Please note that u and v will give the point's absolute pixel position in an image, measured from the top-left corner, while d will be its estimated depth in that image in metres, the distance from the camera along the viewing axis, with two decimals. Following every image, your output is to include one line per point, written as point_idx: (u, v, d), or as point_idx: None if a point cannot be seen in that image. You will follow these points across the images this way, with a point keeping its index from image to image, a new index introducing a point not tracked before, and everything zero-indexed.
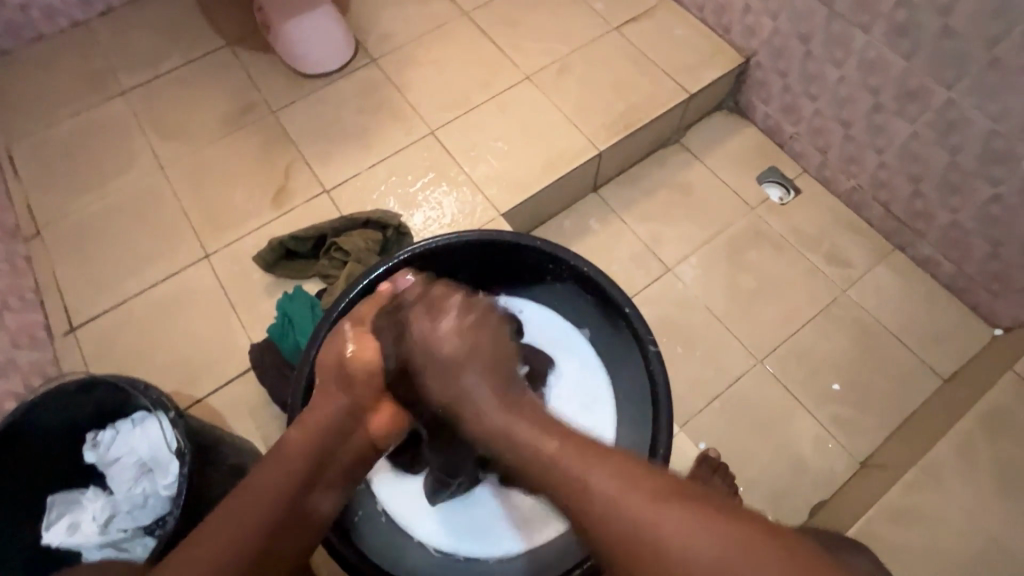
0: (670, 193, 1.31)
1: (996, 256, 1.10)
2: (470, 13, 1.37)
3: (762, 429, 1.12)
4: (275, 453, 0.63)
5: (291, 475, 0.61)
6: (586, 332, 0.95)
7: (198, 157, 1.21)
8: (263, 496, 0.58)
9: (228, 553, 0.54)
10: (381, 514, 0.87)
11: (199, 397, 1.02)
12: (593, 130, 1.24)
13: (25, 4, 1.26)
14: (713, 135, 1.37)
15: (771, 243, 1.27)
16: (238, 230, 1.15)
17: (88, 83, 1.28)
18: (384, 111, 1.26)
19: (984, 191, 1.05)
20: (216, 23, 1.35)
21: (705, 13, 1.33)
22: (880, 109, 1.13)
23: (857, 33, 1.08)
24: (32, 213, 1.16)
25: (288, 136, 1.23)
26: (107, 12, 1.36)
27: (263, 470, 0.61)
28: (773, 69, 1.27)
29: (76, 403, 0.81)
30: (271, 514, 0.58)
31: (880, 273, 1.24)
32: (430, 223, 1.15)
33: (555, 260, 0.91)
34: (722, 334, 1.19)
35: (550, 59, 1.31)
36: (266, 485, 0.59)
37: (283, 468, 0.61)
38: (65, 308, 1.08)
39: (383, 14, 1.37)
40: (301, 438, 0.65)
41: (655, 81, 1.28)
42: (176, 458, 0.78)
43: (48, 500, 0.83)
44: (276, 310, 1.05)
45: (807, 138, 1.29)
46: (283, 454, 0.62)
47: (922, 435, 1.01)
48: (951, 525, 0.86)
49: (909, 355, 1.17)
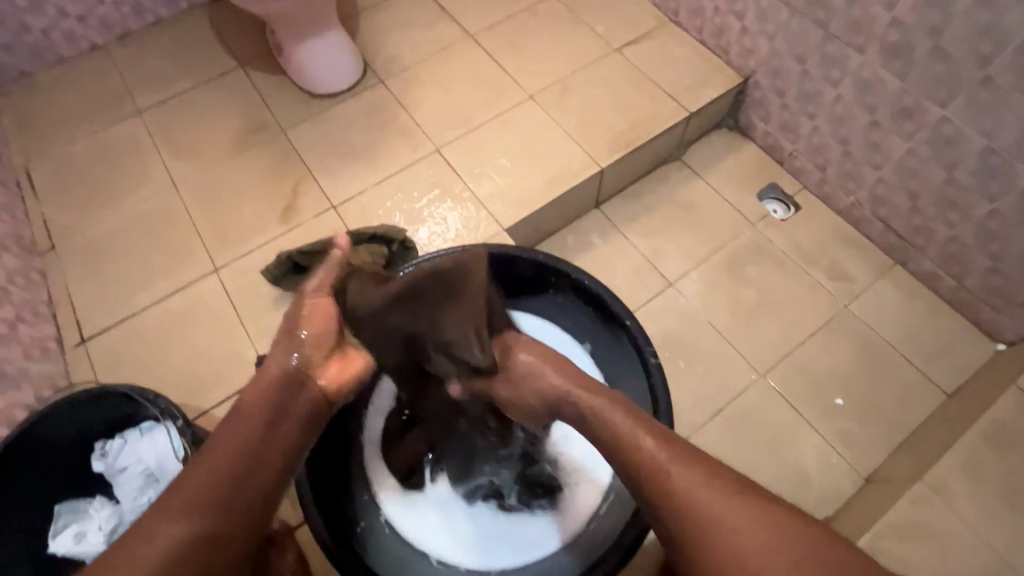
0: (672, 209, 1.33)
1: (996, 271, 1.11)
2: (476, 35, 1.41)
3: (766, 444, 1.12)
4: (233, 415, 0.64)
5: (257, 418, 0.63)
6: (587, 345, 0.94)
7: (209, 174, 1.25)
8: (221, 459, 0.59)
9: (201, 486, 0.57)
10: (384, 525, 0.88)
11: (206, 408, 1.04)
12: (594, 147, 1.26)
13: (47, 28, 1.32)
14: (712, 153, 1.40)
15: (772, 258, 1.28)
16: (247, 245, 1.17)
17: (105, 104, 1.32)
18: (391, 129, 1.29)
19: (981, 206, 1.07)
20: (230, 46, 1.40)
21: (703, 35, 1.37)
22: (877, 126, 1.15)
23: (851, 54, 1.11)
24: (47, 229, 1.19)
25: (298, 153, 1.26)
26: (125, 36, 1.41)
27: (227, 429, 0.62)
28: (771, 88, 1.30)
29: (87, 412, 0.83)
30: (236, 458, 0.60)
31: (880, 287, 1.25)
32: (435, 238, 1.17)
33: (557, 273, 0.94)
34: (724, 348, 1.20)
35: (553, 79, 1.35)
36: (236, 432, 0.62)
37: (239, 425, 0.62)
38: (77, 321, 1.11)
39: (392, 37, 1.41)
40: (255, 396, 0.65)
41: (656, 100, 1.31)
42: (183, 467, 0.80)
43: (54, 509, 0.84)
44: (282, 323, 1.07)
45: (806, 155, 1.31)
46: (240, 414, 0.63)
47: (926, 449, 1.01)
48: (960, 539, 0.84)
49: (912, 370, 1.17)
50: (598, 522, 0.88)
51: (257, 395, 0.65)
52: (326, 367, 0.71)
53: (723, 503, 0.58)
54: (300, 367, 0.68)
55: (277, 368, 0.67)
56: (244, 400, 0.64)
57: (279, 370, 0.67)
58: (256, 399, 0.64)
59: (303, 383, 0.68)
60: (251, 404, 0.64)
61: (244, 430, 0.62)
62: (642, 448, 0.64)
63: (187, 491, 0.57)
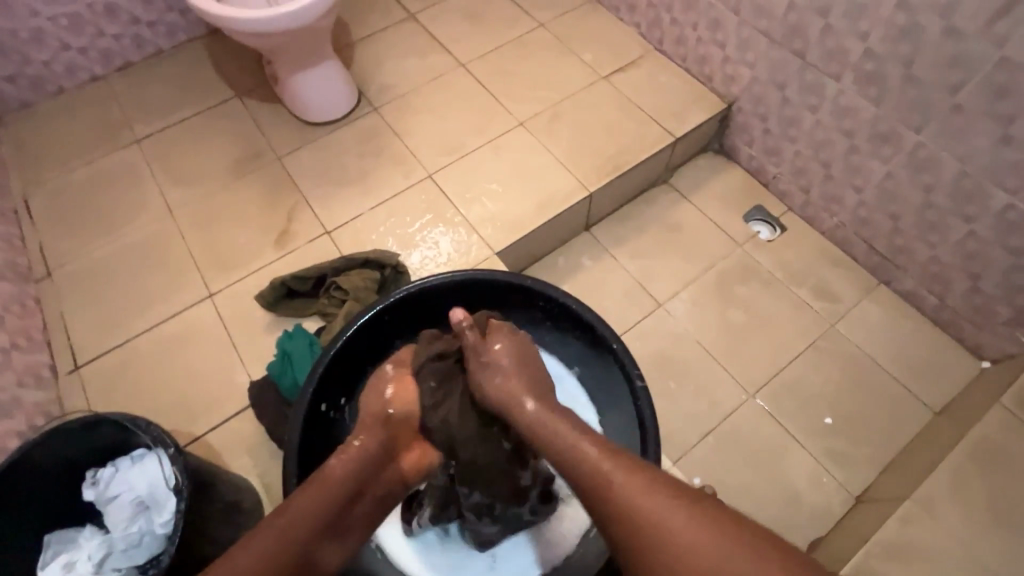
0: (662, 231, 1.36)
1: (976, 289, 1.13)
2: (467, 64, 1.45)
3: (758, 463, 1.13)
4: (318, 479, 0.65)
5: (338, 494, 0.64)
6: (575, 370, 0.98)
7: (205, 200, 1.27)
8: (304, 522, 0.60)
9: (271, 554, 0.56)
10: (376, 550, 0.89)
11: (198, 434, 1.04)
12: (583, 172, 1.29)
13: (49, 60, 1.35)
14: (699, 176, 1.43)
15: (760, 279, 1.30)
16: (243, 270, 1.19)
17: (104, 133, 1.35)
18: (384, 155, 1.32)
19: (958, 227, 1.10)
20: (229, 77, 1.43)
21: (687, 63, 1.41)
22: (856, 151, 1.18)
23: (829, 82, 1.15)
24: (44, 256, 1.20)
25: (293, 180, 1.29)
26: (125, 67, 1.45)
27: (309, 491, 0.63)
28: (754, 114, 1.34)
29: (78, 440, 0.83)
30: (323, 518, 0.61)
31: (866, 306, 1.27)
32: (427, 262, 1.19)
33: (544, 297, 0.94)
34: (714, 368, 1.21)
35: (542, 106, 1.38)
36: (325, 491, 0.63)
37: (323, 490, 0.63)
38: (71, 347, 1.11)
39: (386, 66, 1.45)
40: (341, 470, 0.66)
41: (642, 125, 1.35)
42: (174, 495, 0.80)
43: (45, 539, 0.84)
44: (276, 348, 1.08)
45: (789, 178, 1.34)
46: (326, 480, 0.64)
47: (915, 467, 1.01)
48: (948, 558, 0.84)
49: (898, 387, 1.19)
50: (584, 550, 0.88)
51: (343, 467, 0.66)
52: (408, 453, 0.74)
53: (644, 487, 0.57)
54: (388, 446, 0.72)
55: (367, 445, 0.70)
56: (335, 463, 0.66)
57: (367, 446, 0.69)
58: (344, 470, 0.66)
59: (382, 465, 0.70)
60: (342, 470, 0.66)
61: (329, 500, 0.63)
62: (578, 459, 0.61)
63: (259, 546, 0.56)
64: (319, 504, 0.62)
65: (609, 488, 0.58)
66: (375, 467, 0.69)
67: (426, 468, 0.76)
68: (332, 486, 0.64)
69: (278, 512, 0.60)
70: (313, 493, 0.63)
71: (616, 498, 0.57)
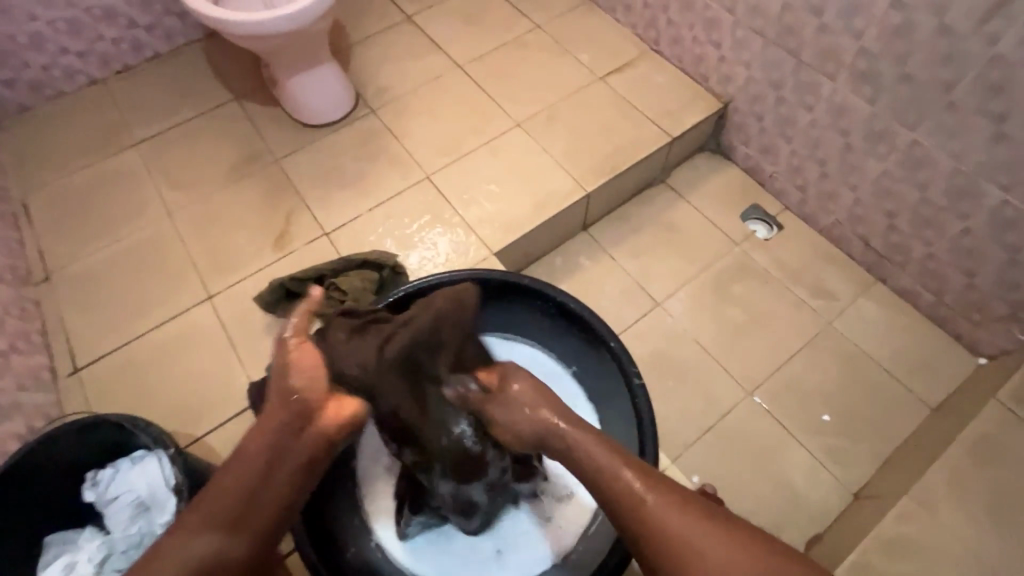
0: (659, 230, 1.36)
1: (972, 286, 1.14)
2: (464, 66, 1.46)
3: (757, 461, 1.13)
4: (232, 462, 0.63)
5: (255, 466, 0.61)
6: (574, 369, 0.96)
7: (204, 203, 1.27)
8: (223, 505, 0.59)
9: (192, 543, 0.56)
10: (375, 549, 0.89)
11: (198, 436, 1.04)
12: (580, 172, 1.30)
13: (47, 65, 1.36)
14: (695, 176, 1.44)
15: (757, 277, 1.31)
16: (242, 272, 1.19)
17: (103, 136, 1.35)
18: (382, 157, 1.33)
19: (953, 224, 1.10)
20: (227, 80, 1.44)
21: (683, 63, 1.42)
22: (851, 149, 1.19)
23: (823, 80, 1.16)
24: (43, 259, 1.21)
25: (292, 182, 1.29)
26: (123, 70, 1.45)
27: (224, 474, 0.62)
28: (749, 113, 1.34)
29: (79, 442, 0.84)
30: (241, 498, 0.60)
31: (863, 304, 1.28)
32: (425, 263, 1.20)
33: (543, 297, 0.95)
34: (712, 367, 1.22)
35: (539, 107, 1.39)
36: (241, 469, 0.61)
37: (237, 471, 0.61)
38: (71, 350, 1.12)
39: (383, 68, 1.46)
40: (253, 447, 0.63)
41: (639, 125, 1.36)
42: (174, 495, 0.80)
43: (45, 540, 0.84)
44: (275, 349, 1.08)
45: (785, 176, 1.35)
46: (239, 459, 0.62)
47: (914, 463, 1.02)
48: (945, 552, 0.84)
49: (895, 384, 1.19)
50: (584, 547, 0.89)
51: (256, 442, 0.63)
52: (327, 406, 0.67)
53: (680, 515, 0.58)
54: (303, 407, 0.66)
55: (280, 415, 0.65)
56: (247, 441, 0.63)
57: (280, 415, 0.65)
58: (258, 444, 0.63)
59: (302, 426, 0.65)
60: (254, 444, 0.63)
61: (245, 477, 0.61)
62: (612, 478, 0.62)
63: (183, 539, 0.57)
64: (226, 493, 0.59)
65: (643, 512, 0.59)
66: (293, 430, 0.64)
67: (353, 420, 0.69)
68: (246, 464, 0.61)
69: (196, 503, 0.60)
70: (230, 475, 0.61)
71: (654, 518, 0.59)
